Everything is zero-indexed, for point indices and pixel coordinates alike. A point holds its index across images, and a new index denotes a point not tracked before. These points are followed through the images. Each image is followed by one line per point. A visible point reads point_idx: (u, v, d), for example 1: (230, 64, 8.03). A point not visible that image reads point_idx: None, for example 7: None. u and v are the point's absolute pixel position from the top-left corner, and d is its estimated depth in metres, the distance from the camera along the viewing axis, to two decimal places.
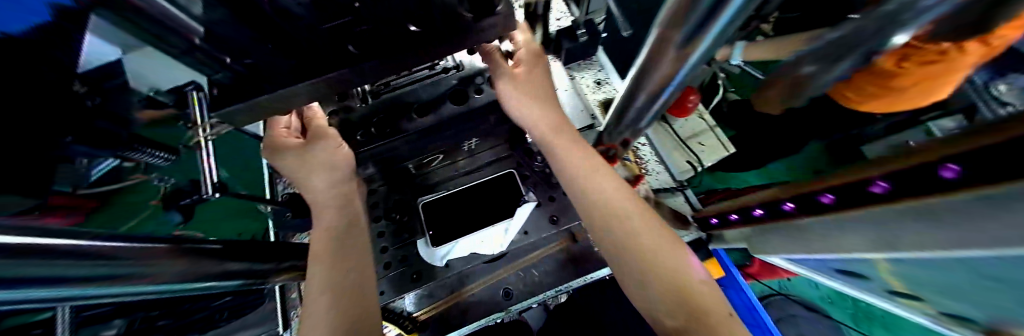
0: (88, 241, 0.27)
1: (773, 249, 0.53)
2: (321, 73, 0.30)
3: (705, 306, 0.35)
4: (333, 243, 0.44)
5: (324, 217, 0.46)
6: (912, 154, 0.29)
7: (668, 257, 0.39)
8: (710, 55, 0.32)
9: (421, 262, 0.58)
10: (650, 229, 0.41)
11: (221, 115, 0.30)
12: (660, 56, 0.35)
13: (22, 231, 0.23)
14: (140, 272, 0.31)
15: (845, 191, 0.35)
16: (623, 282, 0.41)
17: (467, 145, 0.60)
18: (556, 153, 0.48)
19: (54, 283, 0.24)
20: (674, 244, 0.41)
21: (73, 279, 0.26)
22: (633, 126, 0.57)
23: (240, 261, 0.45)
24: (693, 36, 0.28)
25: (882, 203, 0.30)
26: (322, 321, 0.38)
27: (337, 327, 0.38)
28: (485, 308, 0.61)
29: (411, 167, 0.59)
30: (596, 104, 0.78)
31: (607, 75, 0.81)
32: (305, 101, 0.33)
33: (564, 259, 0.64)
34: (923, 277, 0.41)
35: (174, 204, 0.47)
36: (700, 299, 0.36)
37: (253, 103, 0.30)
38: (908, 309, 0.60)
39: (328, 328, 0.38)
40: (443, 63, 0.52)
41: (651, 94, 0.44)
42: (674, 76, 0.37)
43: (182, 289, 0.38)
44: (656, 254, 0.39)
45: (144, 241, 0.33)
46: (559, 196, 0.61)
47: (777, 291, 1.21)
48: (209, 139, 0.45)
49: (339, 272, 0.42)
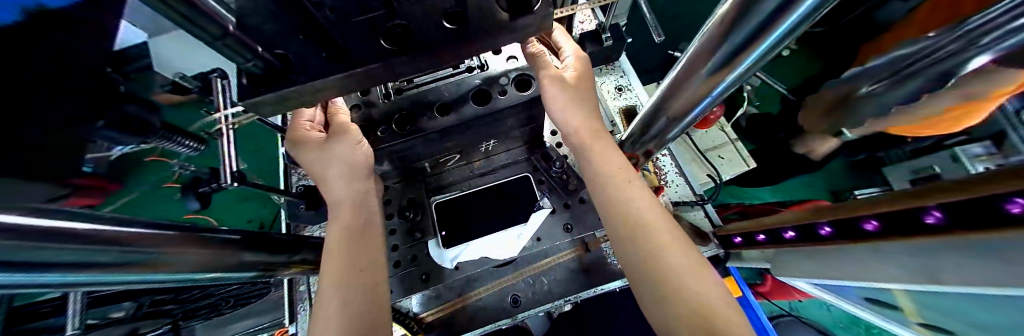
0: (106, 227, 0.27)
1: (799, 269, 0.52)
2: (351, 67, 0.29)
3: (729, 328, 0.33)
4: (349, 238, 0.43)
5: (339, 214, 0.45)
6: (973, 183, 0.27)
7: (693, 274, 0.38)
8: (754, 65, 0.31)
9: (431, 262, 0.57)
10: (675, 243, 0.40)
11: (247, 105, 0.29)
12: (698, 67, 0.34)
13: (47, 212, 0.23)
14: (154, 260, 0.31)
15: (891, 218, 0.33)
16: (643, 296, 0.40)
17: (484, 147, 0.58)
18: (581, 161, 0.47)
19: (67, 268, 0.24)
20: (699, 261, 0.39)
21: (87, 265, 0.25)
22: (658, 136, 0.55)
23: (253, 252, 0.45)
24: (742, 45, 0.27)
25: (933, 234, 0.28)
26: (332, 318, 0.38)
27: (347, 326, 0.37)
28: (492, 314, 0.60)
29: (427, 166, 0.58)
30: (616, 111, 0.76)
31: (629, 82, 0.80)
32: (331, 96, 0.33)
33: (576, 268, 0.62)
34: (966, 313, 0.39)
35: (192, 190, 0.47)
36: (725, 320, 0.34)
37: (280, 94, 0.29)
38: None
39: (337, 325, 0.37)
40: (467, 62, 0.52)
41: (684, 105, 0.43)
42: (711, 86, 0.36)
43: (194, 278, 0.37)
44: (681, 270, 0.38)
45: (162, 228, 0.33)
46: (577, 203, 0.59)
47: (787, 313, 1.17)
48: (231, 128, 0.45)
49: (354, 269, 0.41)
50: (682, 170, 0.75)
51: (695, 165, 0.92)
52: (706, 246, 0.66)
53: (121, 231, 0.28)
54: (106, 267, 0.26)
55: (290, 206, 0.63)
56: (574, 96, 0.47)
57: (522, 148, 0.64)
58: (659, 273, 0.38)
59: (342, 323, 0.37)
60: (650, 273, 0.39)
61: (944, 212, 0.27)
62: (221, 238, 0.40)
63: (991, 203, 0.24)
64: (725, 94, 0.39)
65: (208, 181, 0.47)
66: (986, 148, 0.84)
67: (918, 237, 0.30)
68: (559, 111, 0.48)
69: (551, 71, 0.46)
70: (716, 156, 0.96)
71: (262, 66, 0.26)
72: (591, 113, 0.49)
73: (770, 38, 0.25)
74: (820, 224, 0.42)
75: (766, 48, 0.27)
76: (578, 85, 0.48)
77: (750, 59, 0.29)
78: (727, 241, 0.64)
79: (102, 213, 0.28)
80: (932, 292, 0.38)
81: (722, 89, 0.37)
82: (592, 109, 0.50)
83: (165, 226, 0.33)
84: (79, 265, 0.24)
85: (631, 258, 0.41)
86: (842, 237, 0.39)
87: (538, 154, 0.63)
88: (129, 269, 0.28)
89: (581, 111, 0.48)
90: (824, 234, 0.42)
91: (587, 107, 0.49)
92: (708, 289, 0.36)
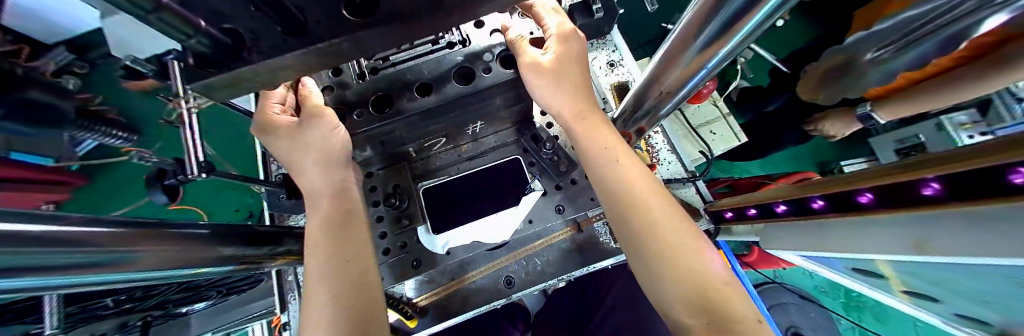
0: (72, 227, 0.25)
1: (784, 246, 0.52)
2: (312, 43, 0.26)
3: (727, 307, 0.32)
4: (332, 233, 0.41)
5: (318, 206, 0.43)
6: (986, 153, 0.24)
7: (690, 254, 0.37)
8: (751, 33, 0.28)
9: (421, 249, 0.56)
10: (668, 219, 0.40)
11: (200, 88, 0.27)
12: (692, 38, 0.31)
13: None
14: (123, 261, 0.29)
15: (887, 191, 0.31)
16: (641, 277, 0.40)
17: (471, 129, 0.56)
18: (575, 134, 0.46)
19: (19, 275, 0.22)
20: (695, 238, 0.39)
21: (43, 270, 0.23)
22: (650, 113, 0.53)
23: (230, 245, 0.43)
24: (741, 12, 0.23)
25: (928, 207, 0.27)
26: (323, 311, 0.37)
27: (337, 315, 0.36)
28: (486, 295, 0.60)
29: (411, 150, 0.56)
30: (608, 88, 0.73)
31: (621, 56, 0.76)
32: (294, 78, 0.30)
33: (568, 248, 0.63)
34: (948, 281, 0.40)
35: (158, 183, 0.44)
36: (721, 298, 0.33)
37: (233, 75, 0.26)
38: (918, 305, 0.59)
39: (329, 316, 0.36)
40: (447, 37, 0.48)
41: (679, 77, 0.40)
42: (711, 58, 0.33)
43: (163, 275, 0.36)
44: (678, 251, 0.37)
45: (124, 226, 0.30)
46: (567, 184, 0.58)
47: (771, 279, 1.22)
48: (193, 113, 0.42)
49: (339, 261, 0.40)
50: (674, 147, 0.74)
51: (687, 142, 0.92)
52: (697, 221, 0.67)
53: (83, 230, 0.26)
54: (54, 272, 0.24)
55: (271, 195, 0.60)
56: (557, 78, 0.43)
57: (511, 130, 0.61)
58: (653, 250, 0.38)
59: (333, 312, 0.37)
60: (644, 250, 0.38)
61: (941, 184, 0.26)
62: (193, 234, 0.38)
63: (993, 175, 0.22)
64: (721, 66, 0.36)
65: (174, 172, 0.43)
66: (971, 117, 0.98)
67: (912, 210, 0.29)
68: (539, 96, 0.45)
69: (527, 60, 0.42)
70: (708, 132, 0.95)
71: (207, 42, 0.23)
72: (577, 91, 0.46)
73: (769, 5, 0.22)
74: (813, 198, 0.41)
75: (766, 14, 0.24)
76: (562, 66, 0.44)
77: (746, 29, 0.26)
78: (720, 216, 0.63)
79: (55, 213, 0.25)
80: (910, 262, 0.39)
81: (722, 57, 0.33)
82: (579, 87, 0.47)
83: (126, 223, 0.30)
84: (45, 269, 0.23)
85: (625, 237, 0.41)
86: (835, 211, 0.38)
87: (527, 135, 0.60)
88: (83, 271, 0.26)
89: (567, 90, 0.45)
90: (816, 207, 0.41)
91: (573, 87, 0.46)
92: (705, 263, 0.36)
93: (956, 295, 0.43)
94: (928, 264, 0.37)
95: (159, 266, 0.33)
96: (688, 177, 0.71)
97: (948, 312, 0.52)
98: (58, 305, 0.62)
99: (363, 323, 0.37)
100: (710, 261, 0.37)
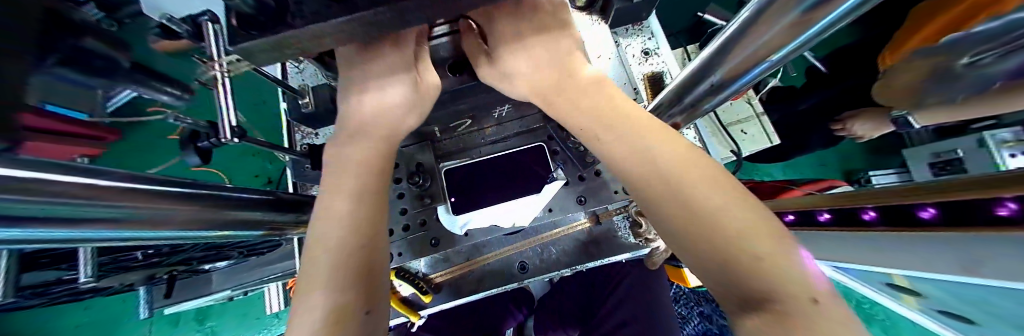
0: (105, 181, 0.25)
1: (820, 253, 0.51)
2: (354, 8, 0.25)
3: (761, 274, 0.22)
4: (348, 201, 0.36)
5: (338, 175, 0.38)
6: None
7: (716, 207, 0.26)
8: (821, 36, 0.25)
9: (440, 228, 0.56)
10: (687, 168, 0.30)
11: (238, 50, 0.26)
12: (762, 29, 0.26)
13: (28, 160, 0.20)
14: (153, 217, 0.30)
15: (961, 210, 0.28)
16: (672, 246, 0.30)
17: (498, 112, 0.54)
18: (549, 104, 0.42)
19: (50, 224, 0.22)
20: (759, 220, 0.25)
21: (75, 221, 0.24)
22: (688, 110, 0.50)
23: (255, 211, 0.43)
24: (806, 17, 0.22)
25: (980, 226, 0.26)
26: (322, 286, 0.31)
27: (334, 292, 0.31)
28: (499, 278, 0.62)
29: (436, 130, 0.55)
30: (641, 78, 0.70)
31: (657, 44, 0.72)
32: (328, 46, 0.29)
33: (584, 239, 0.62)
34: (985, 306, 0.39)
35: (191, 144, 0.44)
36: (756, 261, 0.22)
37: (268, 39, 0.25)
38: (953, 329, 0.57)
39: (326, 292, 0.31)
40: None
41: (731, 73, 0.36)
42: (762, 61, 0.31)
43: (194, 235, 0.37)
44: (698, 205, 0.27)
45: (157, 183, 0.31)
46: (590, 176, 0.56)
47: None
48: (226, 76, 0.41)
49: (350, 222, 0.35)
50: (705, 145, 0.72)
51: (715, 140, 0.89)
52: None
53: (115, 185, 0.26)
54: (85, 225, 0.24)
55: (295, 164, 0.61)
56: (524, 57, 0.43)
57: (538, 115, 0.59)
58: (669, 207, 0.29)
59: (335, 289, 0.31)
60: (660, 212, 0.30)
61: (1021, 204, 0.23)
62: (224, 197, 0.39)
63: None
64: (776, 66, 0.34)
65: (206, 135, 0.44)
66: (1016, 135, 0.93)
67: (965, 229, 0.27)
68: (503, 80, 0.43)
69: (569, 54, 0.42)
70: (738, 131, 0.91)
71: None
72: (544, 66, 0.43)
73: (838, 11, 0.20)
74: (866, 209, 0.39)
75: (833, 21, 0.22)
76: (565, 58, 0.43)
77: (806, 35, 0.24)
78: None
79: (89, 166, 0.25)
80: (957, 285, 0.37)
81: (782, 56, 0.30)
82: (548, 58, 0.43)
83: (165, 182, 0.31)
84: (78, 220, 0.23)
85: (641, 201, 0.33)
86: (884, 224, 0.36)
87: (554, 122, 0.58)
88: (117, 224, 0.27)
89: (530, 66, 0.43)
90: (866, 218, 0.39)
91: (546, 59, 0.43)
92: (769, 249, 0.23)
93: (1000, 322, 0.40)
94: (972, 289, 0.35)
95: (187, 226, 0.34)
96: None
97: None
98: (90, 257, 0.67)
99: (364, 281, 0.33)
100: (744, 213, 0.26)
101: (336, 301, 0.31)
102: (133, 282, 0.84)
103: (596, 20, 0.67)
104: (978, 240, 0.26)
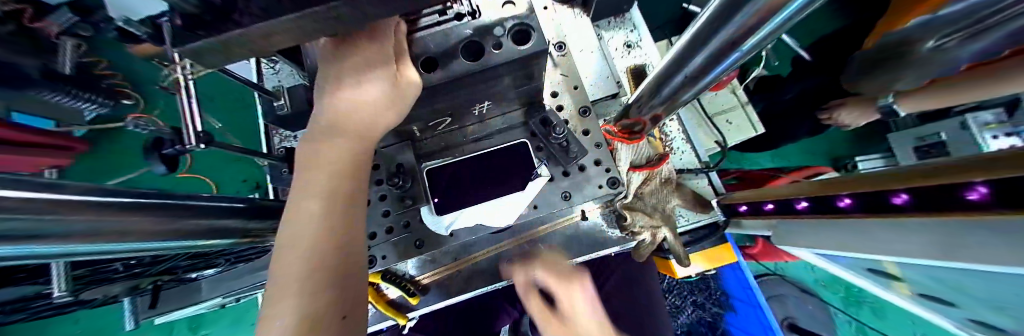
0: (71, 197, 0.24)
1: (807, 240, 0.51)
2: (305, 4, 0.23)
3: None
4: (323, 202, 0.34)
5: (310, 173, 0.35)
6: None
7: None
8: (792, 22, 0.25)
9: (424, 229, 0.55)
10: None
11: (185, 51, 0.24)
12: (727, 18, 0.26)
13: None
14: (117, 231, 0.28)
15: (927, 194, 0.29)
16: None
17: (478, 110, 0.53)
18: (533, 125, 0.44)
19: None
20: None
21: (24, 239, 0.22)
22: (668, 102, 0.49)
23: (230, 220, 0.42)
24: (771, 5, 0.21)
25: (965, 212, 0.26)
26: (295, 293, 0.30)
27: (307, 301, 0.30)
28: (488, 277, 0.61)
29: (415, 130, 0.54)
30: (624, 71, 0.70)
31: (640, 36, 0.71)
32: (287, 44, 0.27)
33: (571, 235, 0.62)
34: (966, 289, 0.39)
35: (156, 152, 0.42)
36: None
37: (217, 40, 0.24)
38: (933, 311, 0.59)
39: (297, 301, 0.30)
40: (456, 6, 0.43)
41: (707, 61, 0.35)
42: (737, 49, 0.30)
43: (168, 247, 0.36)
44: None
45: (125, 195, 0.30)
46: (574, 171, 0.55)
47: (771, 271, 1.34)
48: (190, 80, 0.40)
49: (327, 224, 0.33)
50: (689, 137, 0.76)
51: (702, 131, 0.89)
52: (708, 214, 0.70)
53: (78, 199, 0.25)
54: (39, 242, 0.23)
55: (273, 169, 0.60)
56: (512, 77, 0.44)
57: (519, 112, 0.58)
58: None
59: (309, 295, 0.30)
60: None
61: (989, 189, 0.23)
62: (194, 206, 0.38)
63: None
64: (754, 51, 0.32)
65: (172, 142, 0.42)
66: (998, 117, 0.95)
67: (943, 214, 0.28)
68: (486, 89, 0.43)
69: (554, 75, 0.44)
70: (723, 121, 0.92)
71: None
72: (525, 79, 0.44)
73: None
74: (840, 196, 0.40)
75: (801, 7, 0.21)
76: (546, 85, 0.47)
77: (775, 23, 0.24)
78: (732, 209, 0.66)
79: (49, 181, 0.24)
80: (938, 270, 0.37)
81: (757, 42, 0.29)
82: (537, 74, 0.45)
83: (137, 194, 0.31)
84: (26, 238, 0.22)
85: None
86: (861, 210, 0.37)
87: (536, 117, 0.55)
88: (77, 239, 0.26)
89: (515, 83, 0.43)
90: (843, 206, 0.40)
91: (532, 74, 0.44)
92: None
93: (981, 305, 0.41)
94: (954, 274, 0.36)
95: (159, 239, 0.33)
96: (701, 168, 0.75)
97: (956, 314, 0.52)
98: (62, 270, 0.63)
99: (338, 289, 0.32)
100: None
101: (308, 309, 0.30)
102: (116, 293, 0.80)
103: (578, 12, 0.66)
104: (970, 223, 0.26)
